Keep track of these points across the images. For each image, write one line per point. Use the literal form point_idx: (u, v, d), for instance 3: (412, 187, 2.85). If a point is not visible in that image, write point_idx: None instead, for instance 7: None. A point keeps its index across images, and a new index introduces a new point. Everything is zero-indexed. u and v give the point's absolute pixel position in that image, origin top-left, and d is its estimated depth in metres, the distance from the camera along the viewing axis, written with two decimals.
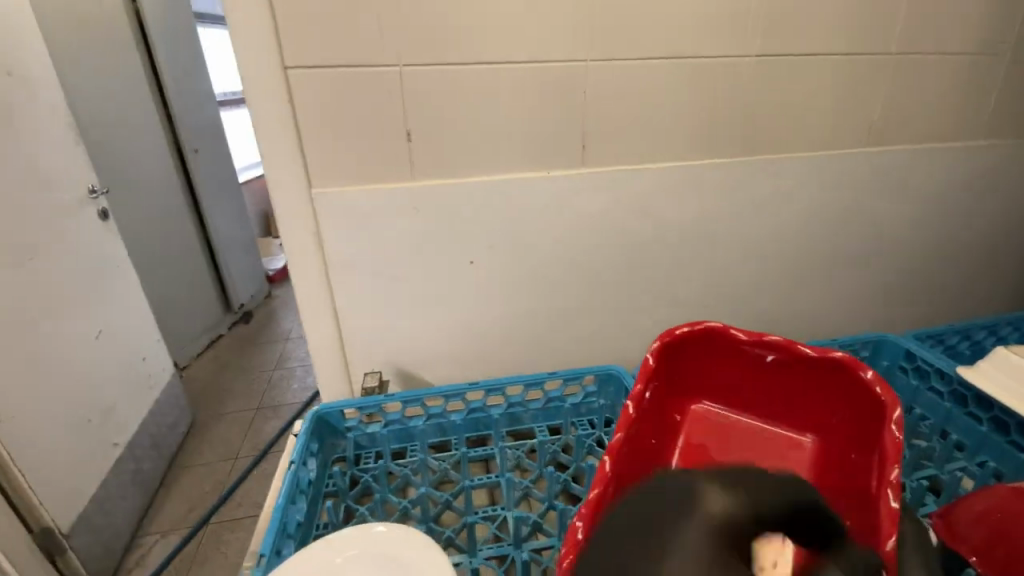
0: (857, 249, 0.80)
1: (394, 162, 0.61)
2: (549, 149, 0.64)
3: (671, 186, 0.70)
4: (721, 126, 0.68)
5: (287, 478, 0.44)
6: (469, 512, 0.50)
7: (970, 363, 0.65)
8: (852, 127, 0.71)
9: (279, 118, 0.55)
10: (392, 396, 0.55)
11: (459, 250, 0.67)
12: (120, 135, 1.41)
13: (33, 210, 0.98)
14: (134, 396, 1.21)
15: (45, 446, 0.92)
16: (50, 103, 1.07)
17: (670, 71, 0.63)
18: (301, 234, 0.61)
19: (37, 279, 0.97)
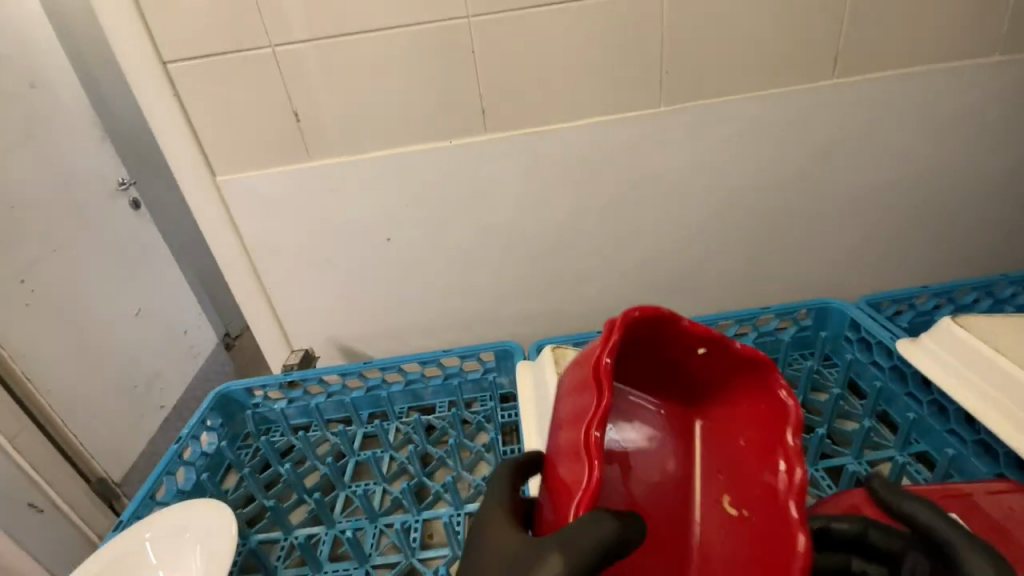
0: (832, 201, 0.69)
1: (290, 145, 0.61)
2: (448, 117, 0.61)
3: (597, 145, 0.64)
4: (645, 73, 0.60)
5: (168, 451, 0.50)
6: (343, 485, 0.51)
7: (924, 332, 0.56)
8: (813, 59, 0.60)
9: (170, 113, 0.58)
10: (292, 373, 0.58)
11: (374, 228, 0.67)
12: None
13: (63, 207, 1.11)
14: (176, 364, 1.37)
15: (91, 412, 1.09)
16: (75, 107, 1.17)
17: (572, 20, 0.56)
18: (217, 223, 0.65)
19: (68, 266, 1.10)
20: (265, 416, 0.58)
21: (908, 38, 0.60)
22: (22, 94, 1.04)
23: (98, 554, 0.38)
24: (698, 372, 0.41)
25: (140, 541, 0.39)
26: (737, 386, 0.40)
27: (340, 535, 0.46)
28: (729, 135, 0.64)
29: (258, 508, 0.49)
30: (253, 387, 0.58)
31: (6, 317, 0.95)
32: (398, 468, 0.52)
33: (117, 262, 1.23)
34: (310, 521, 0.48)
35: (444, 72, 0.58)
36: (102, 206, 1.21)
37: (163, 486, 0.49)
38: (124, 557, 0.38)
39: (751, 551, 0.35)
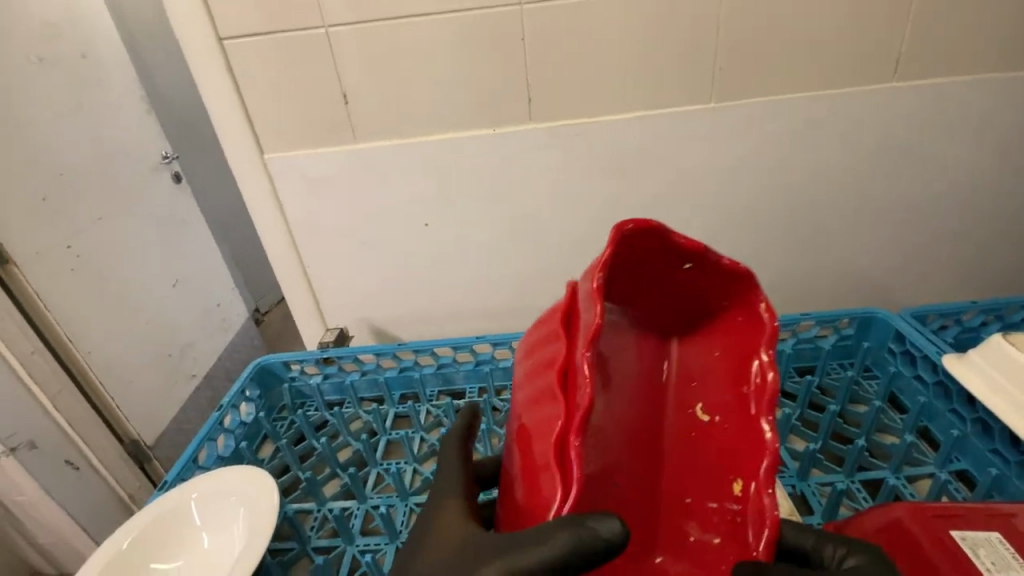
0: (881, 209, 0.67)
1: (336, 126, 0.61)
2: (493, 105, 0.61)
3: (641, 140, 0.63)
4: (694, 68, 0.59)
5: (211, 418, 0.52)
6: (374, 463, 0.52)
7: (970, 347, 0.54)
8: (872, 60, 0.58)
9: (224, 89, 0.59)
10: (329, 349, 0.59)
11: (413, 213, 0.68)
12: None
13: (109, 176, 1.14)
14: (209, 335, 1.41)
15: (128, 377, 1.13)
16: (123, 79, 1.20)
17: (625, 11, 0.56)
18: (263, 200, 0.66)
19: (111, 234, 1.13)
20: (301, 391, 0.60)
21: (975, 42, 0.58)
22: (73, 64, 1.08)
23: (145, 510, 0.40)
24: (671, 288, 0.37)
25: (187, 500, 0.41)
26: (709, 302, 0.37)
27: (371, 510, 0.47)
28: (777, 136, 0.63)
29: (293, 478, 0.51)
30: (291, 360, 0.59)
31: (53, 280, 0.98)
32: (429, 449, 0.53)
33: (157, 232, 1.27)
34: (343, 494, 0.49)
35: (492, 60, 0.58)
36: (145, 178, 1.24)
37: (205, 450, 0.50)
38: (171, 514, 0.40)
39: (723, 460, 0.34)
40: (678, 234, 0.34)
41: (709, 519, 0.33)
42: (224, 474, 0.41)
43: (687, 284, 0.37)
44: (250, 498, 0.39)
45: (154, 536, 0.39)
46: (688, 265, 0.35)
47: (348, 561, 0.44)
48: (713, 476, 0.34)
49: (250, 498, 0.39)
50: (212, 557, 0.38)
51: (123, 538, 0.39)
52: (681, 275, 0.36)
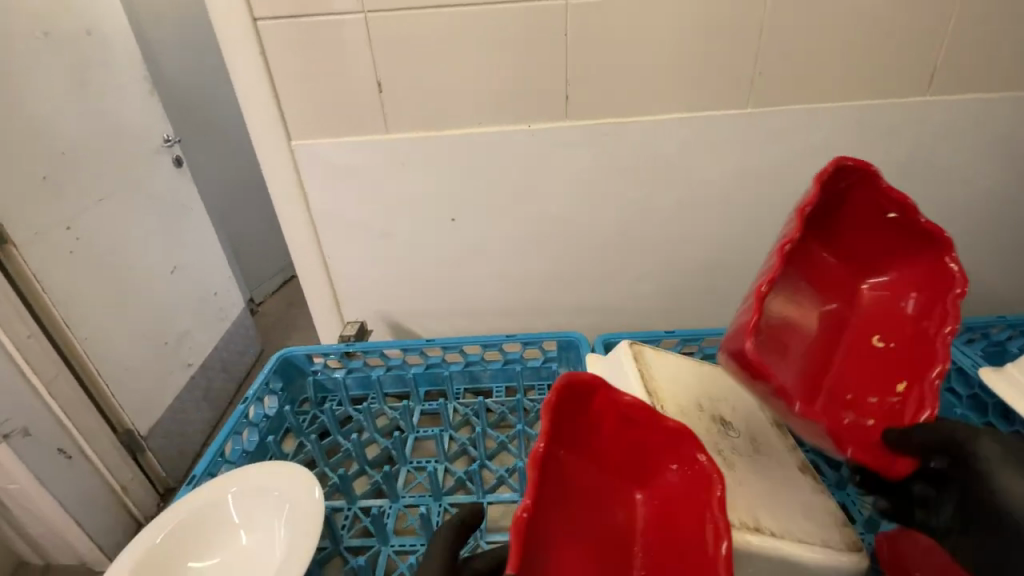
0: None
1: (369, 115, 0.60)
2: (528, 100, 0.59)
3: (675, 144, 0.63)
4: (733, 72, 0.58)
5: (235, 411, 0.50)
6: (403, 461, 0.51)
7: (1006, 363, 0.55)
8: (910, 72, 0.59)
9: (256, 71, 0.57)
10: (354, 343, 0.58)
11: (440, 207, 0.66)
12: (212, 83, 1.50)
13: (110, 157, 1.11)
14: (206, 324, 1.38)
15: (124, 364, 1.10)
16: (127, 58, 1.16)
17: (670, 12, 0.55)
18: (287, 187, 0.65)
19: (110, 217, 1.10)
20: (324, 385, 0.58)
21: (1009, 60, 0.58)
22: (77, 40, 1.04)
23: (178, 504, 0.40)
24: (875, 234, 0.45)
25: (221, 495, 0.40)
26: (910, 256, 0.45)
27: (404, 509, 0.46)
28: (809, 145, 0.63)
29: (321, 475, 0.49)
30: (314, 353, 0.58)
31: (51, 262, 0.95)
32: (459, 448, 0.52)
33: (157, 217, 1.23)
34: (374, 493, 0.48)
35: (533, 55, 0.57)
36: (146, 160, 1.21)
37: (230, 444, 0.49)
38: (205, 509, 0.40)
39: (894, 372, 0.43)
40: (891, 185, 0.41)
41: (868, 410, 0.42)
42: (253, 466, 0.41)
43: (879, 231, 0.45)
44: (281, 481, 0.39)
45: (189, 531, 0.39)
46: (892, 215, 0.43)
47: (384, 562, 0.43)
48: (881, 379, 0.43)
49: (280, 481, 0.39)
50: (250, 555, 0.38)
51: (157, 533, 0.38)
52: (882, 222, 0.44)
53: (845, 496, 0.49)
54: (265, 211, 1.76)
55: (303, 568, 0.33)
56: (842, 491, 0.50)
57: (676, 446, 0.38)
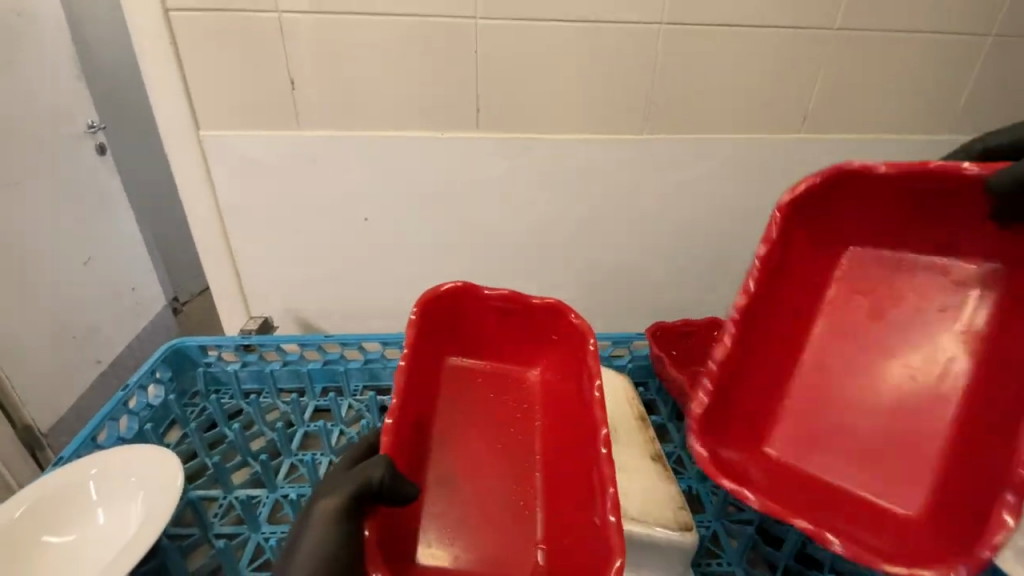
0: None
1: (282, 112, 0.61)
2: (439, 111, 0.62)
3: (580, 161, 0.66)
4: (632, 98, 0.63)
5: (113, 398, 0.50)
6: (289, 452, 0.51)
7: None
8: (786, 112, 0.65)
9: (164, 62, 0.57)
10: (253, 336, 0.58)
11: (353, 207, 0.67)
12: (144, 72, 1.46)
13: (25, 140, 1.06)
14: (121, 320, 1.33)
15: (27, 357, 1.04)
16: (53, 39, 1.12)
17: (575, 39, 0.59)
18: (195, 179, 0.64)
19: (20, 202, 1.05)
20: (216, 377, 0.57)
21: (869, 108, 0.66)
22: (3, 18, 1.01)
23: (36, 484, 0.41)
24: None
25: (84, 477, 0.42)
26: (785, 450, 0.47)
27: (282, 499, 0.47)
28: (700, 172, 0.69)
29: (199, 465, 0.49)
30: (208, 345, 0.58)
31: None
32: (347, 442, 0.52)
33: (71, 205, 1.17)
34: (253, 483, 0.48)
35: (447, 67, 0.59)
36: (66, 145, 1.16)
37: (105, 431, 0.49)
38: (69, 491, 0.41)
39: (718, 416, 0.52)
40: None
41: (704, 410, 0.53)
42: (126, 448, 0.43)
43: None
44: (151, 464, 0.41)
45: (52, 509, 0.41)
46: None
47: (252, 548, 0.43)
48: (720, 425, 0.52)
49: (149, 464, 0.41)
50: (108, 535, 0.40)
51: (16, 507, 0.40)
52: None
53: (703, 488, 0.53)
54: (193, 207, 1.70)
55: (149, 542, 0.35)
56: (699, 482, 0.54)
57: (551, 322, 0.54)
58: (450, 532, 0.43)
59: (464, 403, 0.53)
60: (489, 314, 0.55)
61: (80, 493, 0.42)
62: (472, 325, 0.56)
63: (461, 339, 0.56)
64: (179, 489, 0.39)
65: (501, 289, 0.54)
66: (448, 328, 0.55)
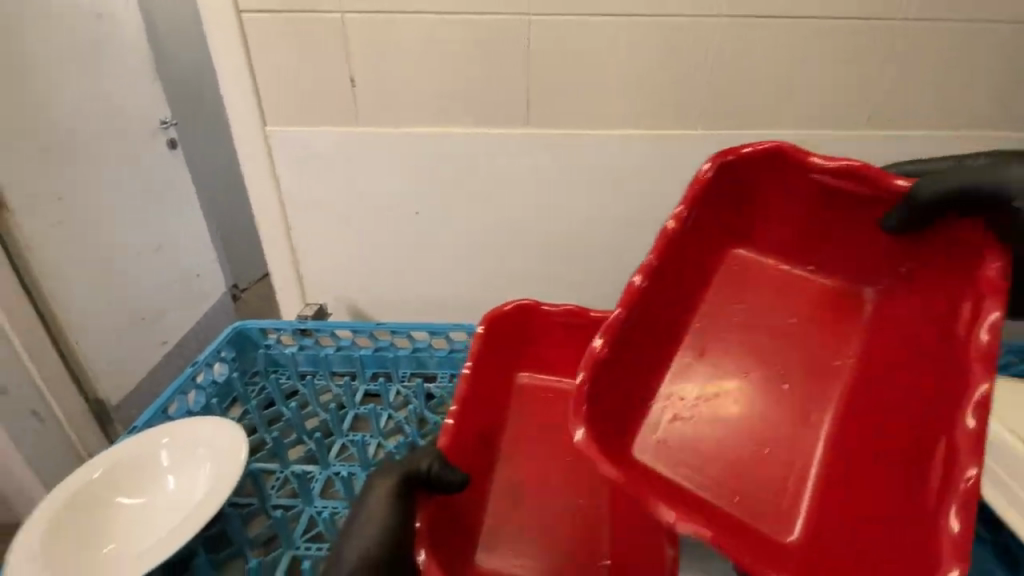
0: None
1: (340, 107, 0.63)
2: (489, 107, 0.63)
3: (628, 158, 0.66)
4: (684, 94, 0.62)
5: (183, 373, 0.54)
6: (340, 433, 0.53)
7: None
8: (849, 108, 0.62)
9: (236, 62, 0.61)
10: (308, 321, 0.61)
11: (403, 200, 0.69)
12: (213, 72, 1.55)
13: (103, 136, 1.15)
14: (186, 304, 1.42)
15: (100, 336, 1.14)
16: (132, 42, 1.21)
17: (626, 35, 0.59)
18: (260, 172, 0.68)
19: (97, 193, 1.14)
20: (274, 359, 0.61)
21: (946, 104, 0.62)
22: (86, 23, 1.10)
23: (114, 449, 0.45)
24: None
25: (154, 446, 0.45)
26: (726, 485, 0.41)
27: (333, 476, 0.49)
28: None
29: (259, 440, 0.52)
30: (268, 328, 0.61)
31: (35, 233, 1.00)
32: (394, 426, 0.54)
33: (144, 196, 1.26)
34: (307, 459, 0.51)
35: (498, 63, 0.60)
36: (142, 140, 1.25)
37: (175, 403, 0.53)
38: (141, 458, 0.45)
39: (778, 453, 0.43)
40: None
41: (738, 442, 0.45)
42: (192, 420, 0.46)
43: None
44: (215, 435, 0.45)
45: (127, 473, 0.45)
46: None
47: (305, 520, 0.45)
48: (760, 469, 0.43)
49: (213, 435, 0.45)
50: (176, 498, 0.43)
51: (94, 469, 0.44)
52: None
53: None
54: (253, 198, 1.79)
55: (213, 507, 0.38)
56: None
57: None
58: (514, 544, 0.45)
59: (534, 420, 0.54)
60: (555, 331, 0.56)
61: (152, 459, 0.45)
62: (541, 341, 0.57)
63: (532, 355, 0.57)
64: (240, 461, 0.42)
65: (567, 305, 0.55)
66: (517, 344, 0.56)
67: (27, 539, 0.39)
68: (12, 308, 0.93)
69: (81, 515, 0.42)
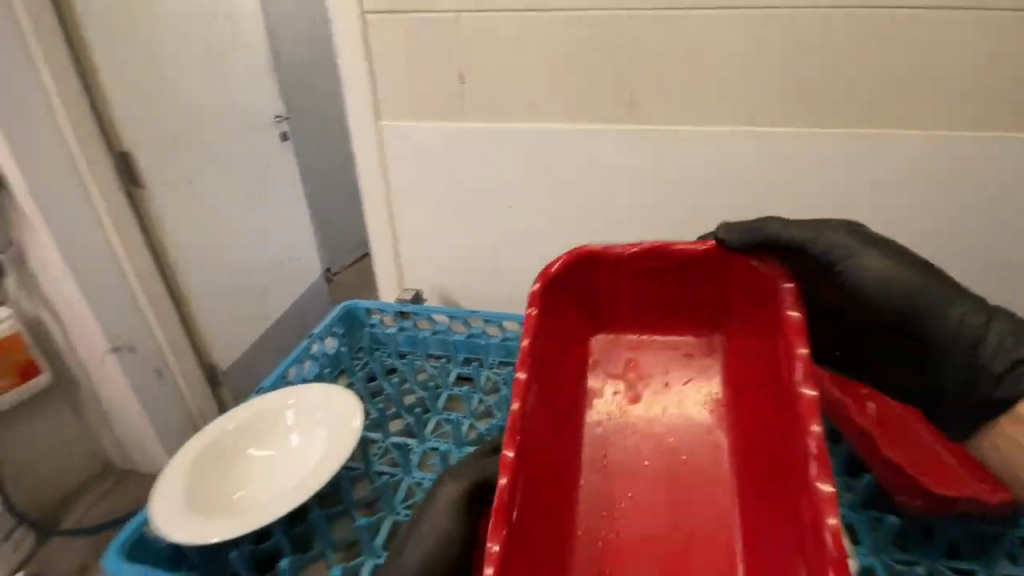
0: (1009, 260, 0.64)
1: (448, 103, 0.66)
2: (590, 103, 0.63)
3: (728, 155, 0.63)
4: (798, 90, 0.59)
5: (301, 344, 0.60)
6: (435, 411, 0.56)
7: None
8: (989, 106, 0.57)
9: (357, 60, 0.65)
10: (409, 304, 0.65)
11: (500, 194, 0.71)
12: (319, 73, 1.70)
13: (228, 128, 1.29)
14: (287, 284, 1.54)
15: (214, 307, 1.27)
16: (255, 45, 1.35)
17: (737, 29, 0.57)
18: (371, 164, 0.72)
19: (220, 178, 1.27)
20: (378, 337, 0.65)
21: None
22: (220, 27, 1.24)
23: (245, 406, 0.51)
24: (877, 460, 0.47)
25: (279, 407, 0.50)
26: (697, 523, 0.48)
27: (429, 450, 0.52)
28: (873, 172, 0.62)
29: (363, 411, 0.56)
30: (372, 308, 0.65)
31: (167, 208, 1.13)
32: (485, 410, 0.56)
33: (254, 181, 1.38)
34: (405, 433, 0.54)
35: (599, 57, 0.61)
36: (259, 133, 1.39)
37: (293, 370, 0.59)
38: (268, 415, 0.50)
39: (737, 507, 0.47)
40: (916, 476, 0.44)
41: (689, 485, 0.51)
42: (312, 386, 0.51)
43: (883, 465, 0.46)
44: (333, 402, 0.49)
45: (255, 428, 0.50)
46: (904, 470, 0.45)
47: (405, 488, 0.49)
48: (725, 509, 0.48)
49: (331, 402, 0.49)
50: (296, 455, 0.48)
51: (228, 422, 0.49)
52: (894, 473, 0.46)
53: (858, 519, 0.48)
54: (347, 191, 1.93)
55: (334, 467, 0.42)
56: (852, 511, 0.48)
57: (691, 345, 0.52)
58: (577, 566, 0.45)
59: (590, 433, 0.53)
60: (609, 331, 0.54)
61: (277, 418, 0.50)
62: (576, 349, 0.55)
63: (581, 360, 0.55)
64: (354, 430, 0.46)
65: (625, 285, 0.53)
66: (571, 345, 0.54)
67: (172, 476, 0.45)
68: (148, 275, 1.06)
69: (209, 464, 0.47)
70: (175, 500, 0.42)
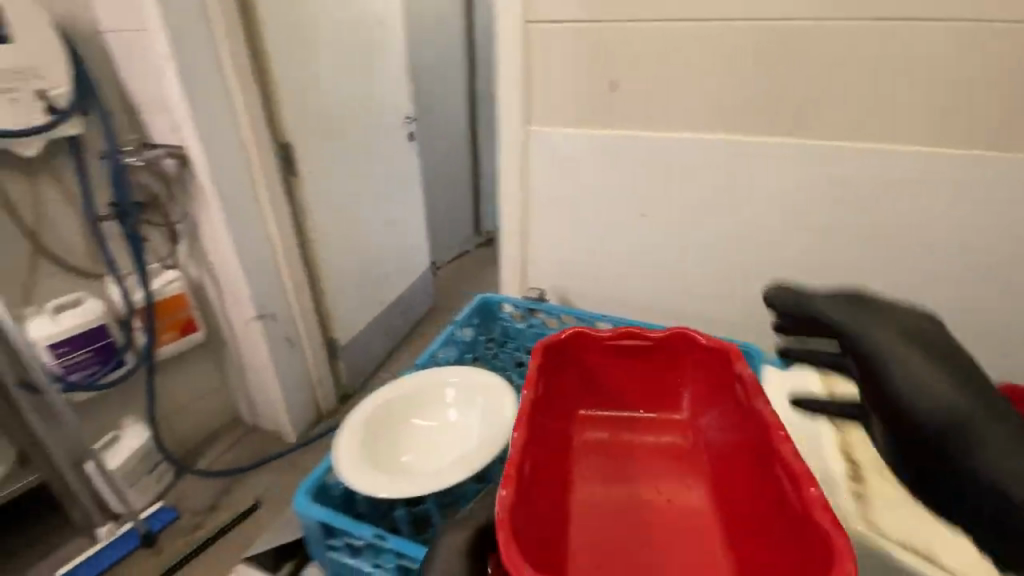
0: None
1: (595, 111, 0.65)
2: (750, 116, 0.59)
3: (910, 183, 0.56)
4: (1010, 114, 0.51)
5: (444, 330, 0.64)
6: None
7: None
8: None
9: (514, 66, 0.66)
10: (540, 302, 0.66)
11: (636, 204, 0.68)
12: (443, 79, 1.82)
13: (365, 126, 1.39)
14: (400, 274, 1.65)
15: (337, 290, 1.37)
16: (395, 52, 1.46)
17: (943, 42, 0.50)
18: (512, 167, 0.72)
19: (355, 172, 1.37)
20: (509, 331, 0.68)
21: None
22: (369, 35, 1.34)
23: (412, 376, 0.56)
24: None
25: (443, 383, 0.55)
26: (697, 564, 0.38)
27: None
28: None
29: None
30: (506, 303, 0.68)
31: (311, 197, 1.23)
32: None
33: (380, 177, 1.48)
34: None
35: (774, 69, 0.56)
36: (390, 133, 1.49)
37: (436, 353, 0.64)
38: (433, 388, 0.55)
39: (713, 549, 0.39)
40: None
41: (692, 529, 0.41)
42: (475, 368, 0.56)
43: None
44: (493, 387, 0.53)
45: (419, 399, 0.54)
46: None
47: None
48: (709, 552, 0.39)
49: (493, 386, 0.53)
50: (456, 430, 0.52)
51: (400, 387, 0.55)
52: None
53: None
54: (453, 190, 2.04)
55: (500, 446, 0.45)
56: None
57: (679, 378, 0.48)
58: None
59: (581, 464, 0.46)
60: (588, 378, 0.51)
61: (436, 394, 0.55)
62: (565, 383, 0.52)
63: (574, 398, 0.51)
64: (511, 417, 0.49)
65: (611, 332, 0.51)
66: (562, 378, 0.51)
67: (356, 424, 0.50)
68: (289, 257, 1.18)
69: (376, 425, 0.51)
70: (357, 450, 0.47)
